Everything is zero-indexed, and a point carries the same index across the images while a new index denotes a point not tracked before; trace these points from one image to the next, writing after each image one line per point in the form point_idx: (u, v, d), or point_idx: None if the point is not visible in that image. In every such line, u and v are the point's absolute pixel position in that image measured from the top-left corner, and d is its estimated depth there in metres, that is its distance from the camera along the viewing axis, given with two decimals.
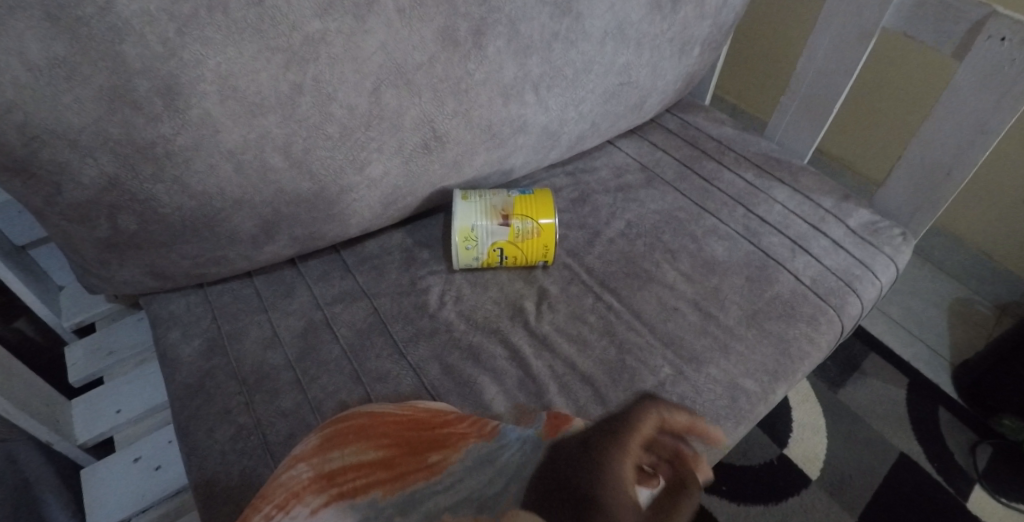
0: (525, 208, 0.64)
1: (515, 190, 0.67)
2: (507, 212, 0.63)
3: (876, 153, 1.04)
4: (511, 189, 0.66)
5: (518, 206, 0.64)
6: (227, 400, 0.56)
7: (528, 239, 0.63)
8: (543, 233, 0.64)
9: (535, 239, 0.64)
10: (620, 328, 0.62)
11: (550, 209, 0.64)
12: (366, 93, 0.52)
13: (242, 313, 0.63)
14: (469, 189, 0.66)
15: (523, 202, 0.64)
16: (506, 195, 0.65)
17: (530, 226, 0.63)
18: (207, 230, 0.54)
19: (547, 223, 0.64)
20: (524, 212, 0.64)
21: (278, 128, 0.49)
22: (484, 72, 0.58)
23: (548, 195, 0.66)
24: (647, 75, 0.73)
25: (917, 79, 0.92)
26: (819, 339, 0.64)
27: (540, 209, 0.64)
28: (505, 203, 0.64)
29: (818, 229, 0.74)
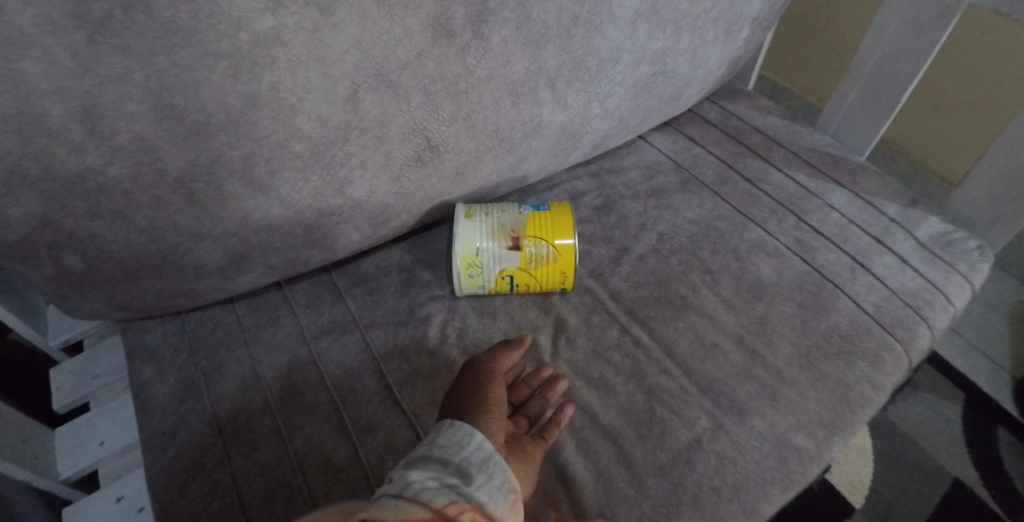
0: (539, 229, 0.55)
1: (527, 203, 0.58)
2: (518, 234, 0.54)
3: (955, 144, 0.90)
4: (523, 203, 0.57)
5: (532, 226, 0.55)
6: (202, 452, 0.50)
7: (543, 264, 0.54)
8: (560, 257, 0.54)
9: (552, 264, 0.55)
10: (649, 369, 0.53)
11: (569, 228, 0.55)
12: (341, 101, 0.42)
13: (222, 346, 0.56)
14: (474, 203, 0.57)
15: (537, 221, 0.55)
16: (516, 211, 0.56)
17: (545, 250, 0.54)
18: (166, 263, 0.46)
19: (566, 246, 0.54)
20: (538, 233, 0.54)
21: (232, 150, 0.40)
22: (488, 68, 0.48)
23: (567, 210, 0.57)
24: (686, 62, 0.62)
25: (1004, 61, 0.78)
26: (884, 381, 0.55)
27: (558, 230, 0.55)
28: (516, 222, 0.55)
29: (882, 243, 0.63)
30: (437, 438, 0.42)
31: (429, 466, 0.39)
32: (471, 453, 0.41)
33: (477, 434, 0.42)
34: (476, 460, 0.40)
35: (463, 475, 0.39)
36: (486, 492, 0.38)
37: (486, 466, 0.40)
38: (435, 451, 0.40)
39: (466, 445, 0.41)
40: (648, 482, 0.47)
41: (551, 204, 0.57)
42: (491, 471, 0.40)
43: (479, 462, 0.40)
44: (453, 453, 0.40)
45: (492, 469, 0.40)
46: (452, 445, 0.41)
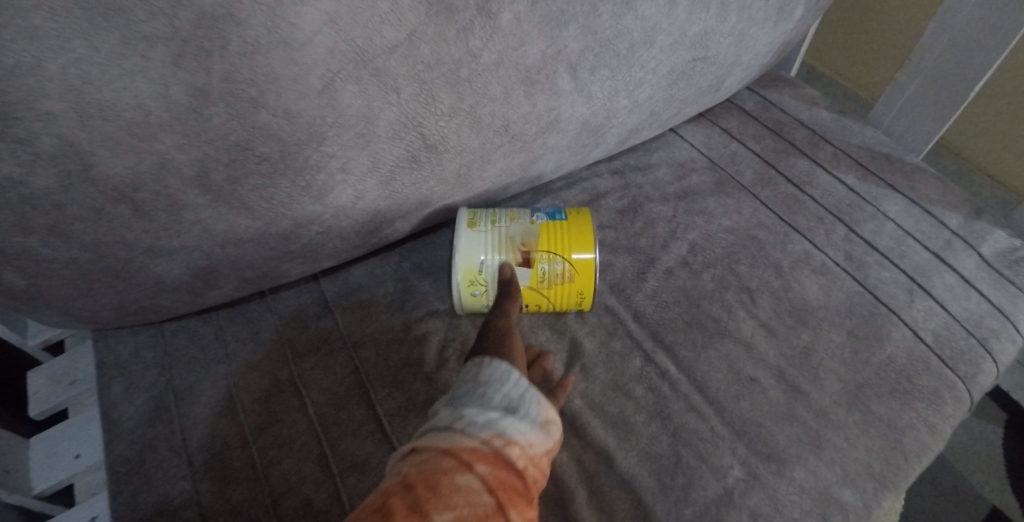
0: (554, 243, 0.47)
1: (541, 209, 0.51)
2: (529, 249, 0.47)
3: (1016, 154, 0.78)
4: (535, 211, 0.49)
5: (545, 240, 0.47)
6: (169, 485, 0.45)
7: (558, 283, 0.47)
8: (577, 276, 0.47)
9: (568, 283, 0.48)
10: (675, 406, 0.46)
11: (588, 241, 0.47)
12: (314, 94, 0.35)
13: (197, 363, 0.50)
14: (480, 209, 0.50)
15: (551, 233, 0.48)
16: (527, 220, 0.49)
17: (561, 268, 0.47)
18: (120, 279, 0.40)
19: (585, 263, 0.47)
20: (552, 247, 0.47)
21: (181, 153, 0.34)
22: (496, 51, 0.40)
23: (587, 219, 0.49)
24: (730, 47, 0.53)
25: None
26: (944, 425, 0.47)
27: (576, 244, 0.47)
28: (527, 234, 0.48)
29: (943, 261, 0.54)
30: (471, 375, 0.38)
31: (470, 403, 0.36)
32: (511, 389, 0.38)
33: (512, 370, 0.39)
34: (516, 395, 0.38)
35: (505, 411, 0.36)
36: (526, 426, 0.36)
37: (526, 402, 0.38)
38: (473, 389, 0.37)
39: (504, 383, 0.38)
40: None
41: (569, 211, 0.50)
42: (527, 406, 0.38)
43: (518, 397, 0.38)
44: (492, 391, 0.37)
45: (528, 403, 0.38)
46: (490, 383, 0.38)
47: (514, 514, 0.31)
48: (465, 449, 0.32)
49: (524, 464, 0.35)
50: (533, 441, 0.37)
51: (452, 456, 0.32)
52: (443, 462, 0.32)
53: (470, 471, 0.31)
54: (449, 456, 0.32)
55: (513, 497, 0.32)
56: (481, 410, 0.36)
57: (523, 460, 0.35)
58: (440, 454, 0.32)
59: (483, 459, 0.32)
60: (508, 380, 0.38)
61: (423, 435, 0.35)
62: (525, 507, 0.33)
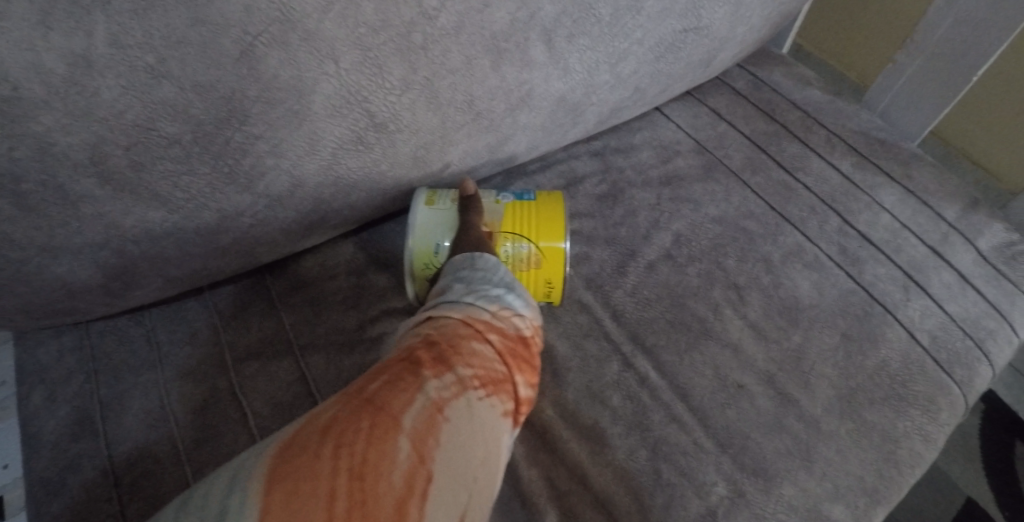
0: (519, 224, 0.43)
1: (509, 191, 0.46)
2: (491, 229, 0.42)
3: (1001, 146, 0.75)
4: (501, 191, 0.45)
5: (510, 221, 0.43)
6: (90, 508, 0.39)
7: (522, 270, 0.42)
8: (545, 262, 0.42)
9: (533, 270, 0.43)
10: (655, 416, 0.42)
11: (558, 224, 0.43)
12: (231, 62, 0.29)
13: (127, 368, 0.45)
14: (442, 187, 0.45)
15: (517, 213, 0.43)
16: (492, 200, 0.44)
17: (526, 251, 0.42)
18: (15, 282, 0.34)
19: (553, 244, 0.42)
20: (518, 228, 0.42)
21: (67, 136, 0.28)
22: (455, 14, 0.34)
23: (559, 202, 0.45)
24: (724, 16, 0.48)
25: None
26: (938, 434, 0.44)
27: (544, 225, 0.43)
28: (490, 214, 0.43)
29: (940, 255, 0.51)
30: (470, 260, 0.38)
31: (476, 280, 0.37)
32: (507, 273, 0.39)
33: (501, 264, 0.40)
34: (511, 279, 0.39)
35: (507, 290, 0.37)
36: (527, 304, 0.38)
37: (522, 286, 0.39)
38: (475, 269, 0.38)
39: (499, 270, 0.38)
40: None
41: (539, 192, 0.46)
42: (525, 288, 0.39)
43: (513, 281, 0.39)
44: (493, 274, 0.38)
45: (523, 285, 0.39)
46: (489, 268, 0.38)
47: (521, 378, 0.35)
48: (479, 319, 0.34)
49: (528, 335, 0.37)
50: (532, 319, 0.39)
51: (468, 325, 0.34)
52: (460, 328, 0.33)
53: (485, 339, 0.34)
54: (466, 322, 0.34)
55: (522, 363, 0.35)
56: (489, 287, 0.37)
57: (529, 332, 0.37)
58: (456, 321, 0.34)
59: (497, 329, 0.35)
60: (503, 267, 0.39)
61: (435, 302, 0.36)
62: (530, 373, 0.36)
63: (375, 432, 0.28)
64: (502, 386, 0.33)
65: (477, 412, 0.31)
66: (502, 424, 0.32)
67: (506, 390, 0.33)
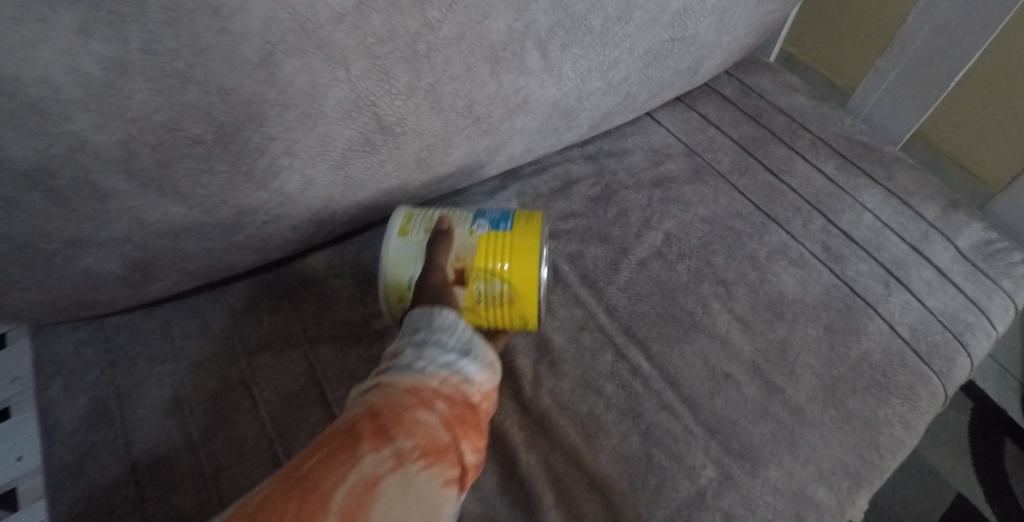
0: (491, 261, 0.42)
1: (486, 213, 0.44)
2: (463, 267, 0.42)
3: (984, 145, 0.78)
4: (476, 219, 0.43)
5: (483, 257, 0.42)
6: (108, 492, 0.42)
7: (496, 306, 0.42)
8: (518, 298, 0.42)
9: (507, 307, 0.43)
10: (647, 404, 0.44)
11: (532, 259, 0.42)
12: (252, 69, 0.31)
13: (142, 360, 0.47)
14: (416, 211, 0.44)
15: (491, 248, 0.42)
16: (466, 230, 0.43)
17: (498, 291, 0.42)
18: (45, 272, 0.36)
19: (526, 285, 0.41)
20: (490, 265, 0.41)
21: (101, 134, 0.30)
22: (457, 25, 0.37)
23: (536, 231, 0.43)
24: (709, 25, 0.50)
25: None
26: (918, 422, 0.46)
27: (517, 263, 0.41)
28: (463, 249, 0.42)
29: (920, 253, 0.53)
30: (427, 317, 0.38)
31: (429, 344, 0.37)
32: (463, 332, 0.38)
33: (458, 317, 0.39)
34: (468, 338, 0.38)
35: (462, 352, 0.37)
36: (482, 366, 0.38)
37: (479, 345, 0.39)
38: (429, 332, 0.37)
39: (456, 329, 0.38)
40: None
41: (517, 216, 0.43)
42: (483, 346, 0.39)
43: (471, 340, 0.39)
44: (449, 335, 0.38)
45: (481, 344, 0.39)
46: (444, 328, 0.38)
47: (466, 445, 0.35)
48: (425, 388, 0.34)
49: (478, 399, 0.37)
50: (488, 379, 0.38)
51: (414, 394, 0.34)
52: (406, 397, 0.33)
53: (431, 407, 0.34)
54: (412, 391, 0.34)
55: (468, 429, 0.35)
56: (441, 351, 0.36)
57: (478, 396, 0.37)
58: (402, 389, 0.34)
59: (443, 397, 0.34)
60: (460, 326, 0.39)
61: (386, 366, 0.36)
62: (477, 438, 0.36)
63: (305, 511, 0.28)
64: (446, 455, 0.33)
65: (413, 486, 0.31)
66: (443, 494, 0.32)
67: (449, 459, 0.33)
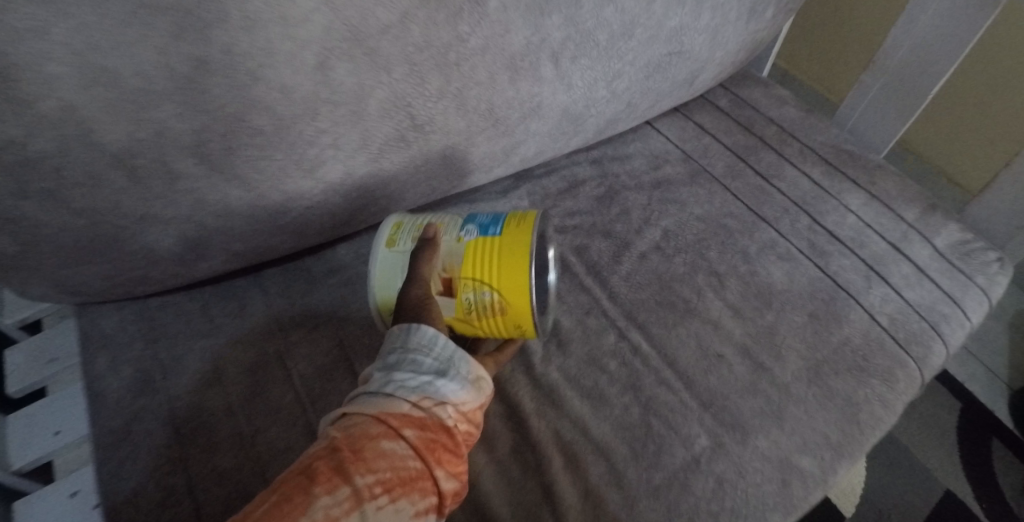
0: (479, 269, 0.41)
1: (478, 219, 0.44)
2: (451, 275, 0.42)
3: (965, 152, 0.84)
4: (464, 226, 0.43)
5: (470, 265, 0.41)
6: (155, 453, 0.46)
7: (488, 314, 0.42)
8: (508, 305, 0.41)
9: (500, 315, 0.42)
10: (647, 380, 0.49)
11: (519, 266, 0.41)
12: (310, 70, 0.37)
13: (183, 336, 0.51)
14: (407, 221, 0.44)
15: (478, 256, 0.41)
16: (454, 237, 0.43)
17: (488, 298, 0.41)
18: (113, 247, 0.41)
19: (514, 291, 0.40)
20: (476, 273, 0.41)
21: (180, 123, 0.35)
22: (483, 37, 0.42)
23: (527, 234, 0.42)
24: (703, 42, 0.56)
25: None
26: (896, 401, 0.50)
27: (506, 270, 0.41)
28: (450, 257, 0.42)
29: (899, 250, 0.58)
30: (405, 333, 0.38)
31: (403, 365, 0.36)
32: (440, 351, 0.38)
33: (439, 332, 0.39)
34: (447, 356, 0.38)
35: (437, 374, 0.37)
36: (458, 387, 0.37)
37: (457, 363, 0.38)
38: (406, 352, 0.37)
39: (434, 346, 0.38)
40: (640, 504, 0.43)
41: (507, 220, 0.43)
42: (464, 365, 0.39)
43: (449, 358, 0.38)
44: (424, 354, 0.37)
45: (461, 362, 0.38)
46: (420, 346, 0.37)
47: (436, 473, 0.35)
48: (392, 417, 0.34)
49: (452, 423, 0.37)
50: (465, 400, 0.38)
51: (379, 424, 0.33)
52: (371, 428, 0.33)
53: (397, 438, 0.33)
54: (378, 422, 0.33)
55: (439, 457, 0.35)
56: (415, 374, 0.36)
57: (451, 420, 0.37)
58: (368, 420, 0.34)
59: (412, 425, 0.34)
60: (437, 343, 0.38)
61: (358, 393, 0.36)
62: (451, 463, 0.36)
63: None
64: (413, 486, 0.33)
65: None
66: None
67: (417, 490, 0.33)
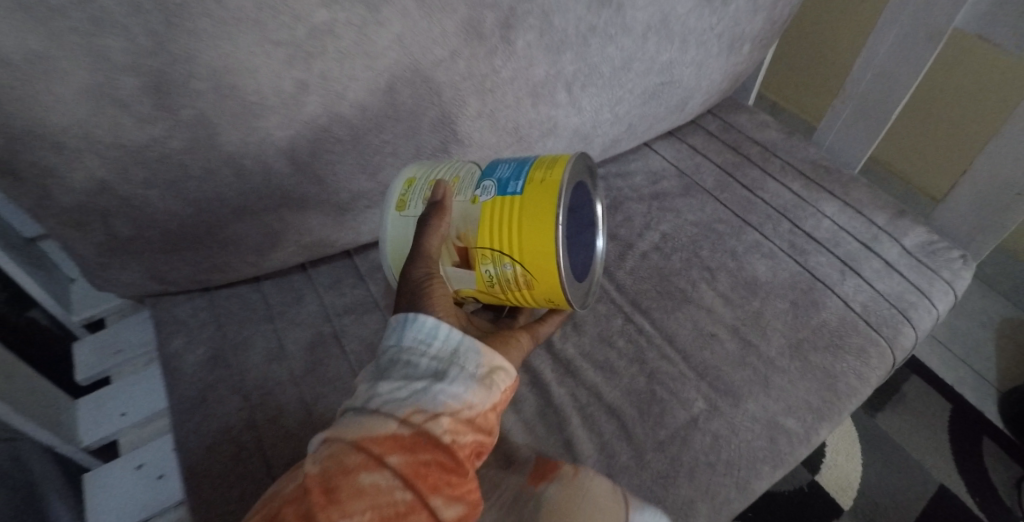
0: (494, 240, 0.44)
1: (494, 178, 0.46)
2: (467, 246, 0.45)
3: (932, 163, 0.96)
4: (478, 191, 0.45)
5: (485, 234, 0.45)
6: (228, 415, 0.53)
7: (508, 282, 0.46)
8: (525, 273, 0.45)
9: (520, 282, 0.46)
10: (650, 355, 0.57)
11: (531, 234, 0.43)
12: (380, 92, 0.47)
13: (249, 321, 0.60)
14: (421, 185, 0.47)
15: (491, 225, 0.44)
16: (467, 200, 0.45)
17: (505, 267, 0.45)
18: (208, 235, 0.50)
19: (528, 261, 0.44)
20: (492, 244, 0.44)
21: (281, 131, 0.45)
22: (513, 69, 0.53)
23: (540, 199, 0.43)
24: (691, 74, 0.67)
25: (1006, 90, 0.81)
26: (870, 375, 0.58)
27: (517, 240, 0.43)
28: (465, 228, 0.45)
29: (870, 249, 0.67)
30: (403, 331, 0.42)
31: (400, 370, 0.41)
32: (434, 354, 0.42)
33: (440, 322, 0.43)
34: (444, 356, 0.42)
35: (431, 378, 0.41)
36: (451, 392, 0.40)
37: (452, 367, 0.42)
38: (400, 355, 0.42)
39: (430, 345, 0.42)
40: (648, 456, 0.50)
41: (524, 181, 0.44)
42: (459, 364, 0.42)
43: (445, 359, 0.42)
44: (418, 360, 0.41)
45: (457, 365, 0.42)
46: (414, 350, 0.42)
47: (429, 497, 0.35)
48: (375, 442, 0.36)
49: (446, 436, 0.39)
50: (463, 407, 0.41)
51: (361, 452, 0.35)
52: (351, 459, 0.35)
53: (381, 465, 0.35)
54: (359, 450, 0.35)
55: (429, 481, 0.36)
56: (406, 385, 0.40)
57: (444, 433, 0.39)
58: (349, 449, 0.35)
59: (396, 448, 0.36)
60: (431, 349, 0.42)
61: (346, 418, 0.38)
62: (446, 484, 0.37)
63: None
64: (402, 516, 0.33)
65: None
66: None
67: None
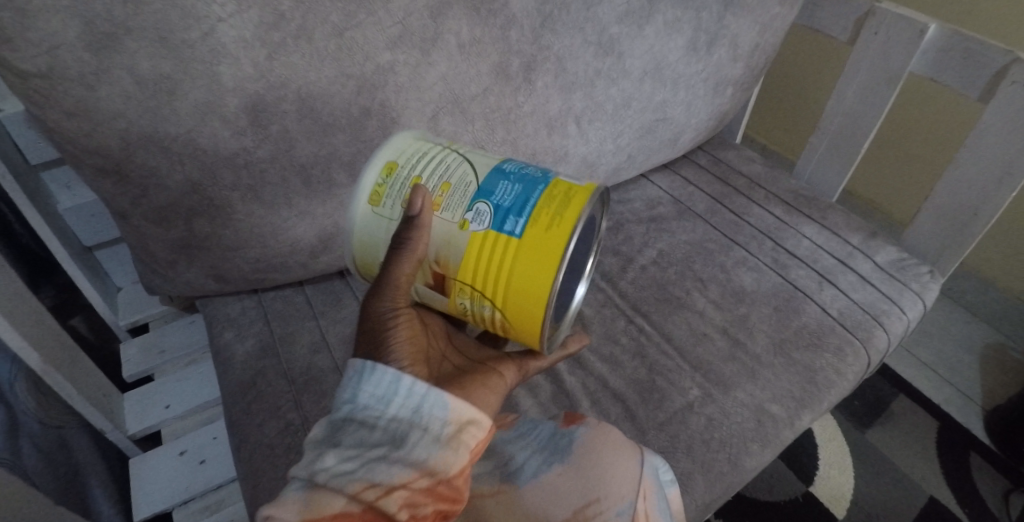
0: (479, 279, 0.43)
1: (490, 204, 0.43)
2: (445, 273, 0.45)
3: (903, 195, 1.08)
4: (471, 217, 0.43)
5: (469, 270, 0.44)
6: (277, 397, 0.60)
7: (482, 315, 0.46)
8: (502, 315, 0.45)
9: (497, 321, 0.46)
10: (650, 350, 0.64)
11: (524, 288, 0.42)
12: (425, 119, 0.57)
13: (294, 318, 0.67)
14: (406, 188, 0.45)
15: (479, 262, 0.43)
16: (456, 223, 0.43)
17: (482, 306, 0.45)
18: (272, 237, 0.59)
19: (509, 309, 0.44)
20: (475, 279, 0.44)
21: (345, 147, 0.55)
22: (532, 104, 0.63)
23: (543, 255, 0.41)
24: (681, 113, 0.78)
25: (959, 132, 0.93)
26: (847, 370, 0.65)
27: (506, 288, 0.43)
28: (448, 253, 0.44)
29: (846, 264, 0.75)
30: (361, 385, 0.40)
31: (355, 432, 0.38)
32: (395, 411, 0.39)
33: (402, 374, 0.40)
34: (405, 416, 0.39)
35: (388, 444, 0.38)
36: (411, 456, 0.38)
37: (415, 424, 0.39)
38: (358, 414, 0.39)
39: (390, 404, 0.39)
40: (649, 434, 0.57)
41: (526, 225, 0.42)
42: (422, 426, 0.39)
43: (409, 417, 0.39)
44: (376, 420, 0.39)
45: (421, 424, 0.39)
46: (372, 410, 0.39)
47: None
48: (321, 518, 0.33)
49: (403, 508, 0.36)
50: (426, 470, 0.38)
51: None
52: None
53: None
54: None
55: None
56: (362, 453, 0.37)
57: (401, 504, 0.36)
58: None
59: None
60: (390, 407, 0.39)
61: (296, 483, 0.36)
62: None
63: None
64: None
65: None
66: None
67: None
